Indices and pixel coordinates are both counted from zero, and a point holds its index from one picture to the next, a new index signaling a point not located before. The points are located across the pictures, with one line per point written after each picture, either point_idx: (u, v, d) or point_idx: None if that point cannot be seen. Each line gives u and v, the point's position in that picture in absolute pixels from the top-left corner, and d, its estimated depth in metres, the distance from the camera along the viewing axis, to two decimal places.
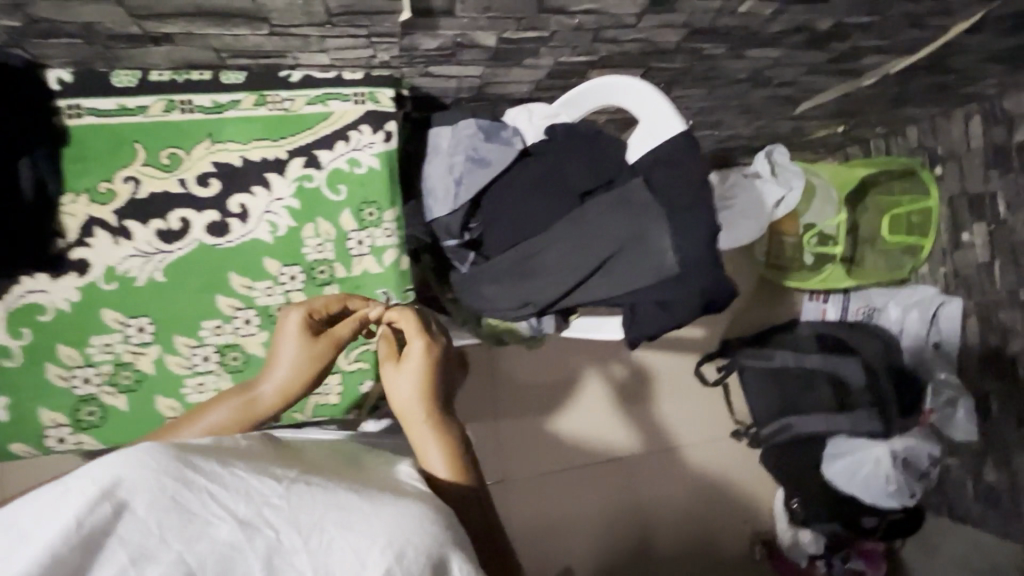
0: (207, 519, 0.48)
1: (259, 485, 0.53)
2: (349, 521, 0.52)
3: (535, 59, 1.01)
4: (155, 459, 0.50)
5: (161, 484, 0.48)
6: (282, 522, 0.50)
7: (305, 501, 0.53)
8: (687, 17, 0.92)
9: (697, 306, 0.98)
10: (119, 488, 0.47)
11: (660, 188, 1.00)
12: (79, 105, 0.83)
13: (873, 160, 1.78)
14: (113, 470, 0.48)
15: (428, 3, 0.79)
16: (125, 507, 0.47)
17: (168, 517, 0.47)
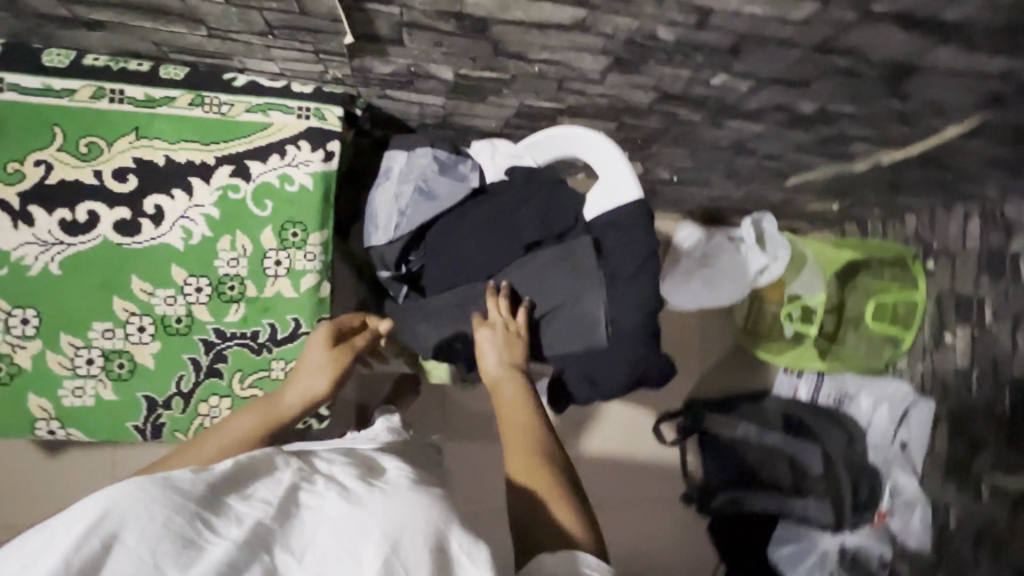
0: (196, 545, 0.51)
1: (252, 507, 0.56)
2: (344, 528, 0.55)
3: (499, 98, 0.96)
4: (138, 493, 0.52)
5: (149, 515, 0.51)
6: (279, 543, 0.54)
7: (299, 521, 0.56)
8: (657, 80, 0.87)
9: (625, 381, 0.94)
10: (105, 521, 0.50)
11: (608, 254, 0.94)
12: (1, 79, 0.79)
13: (865, 244, 1.70)
14: (100, 506, 0.51)
15: (372, 30, 0.75)
16: (114, 538, 0.50)
17: (155, 546, 0.50)
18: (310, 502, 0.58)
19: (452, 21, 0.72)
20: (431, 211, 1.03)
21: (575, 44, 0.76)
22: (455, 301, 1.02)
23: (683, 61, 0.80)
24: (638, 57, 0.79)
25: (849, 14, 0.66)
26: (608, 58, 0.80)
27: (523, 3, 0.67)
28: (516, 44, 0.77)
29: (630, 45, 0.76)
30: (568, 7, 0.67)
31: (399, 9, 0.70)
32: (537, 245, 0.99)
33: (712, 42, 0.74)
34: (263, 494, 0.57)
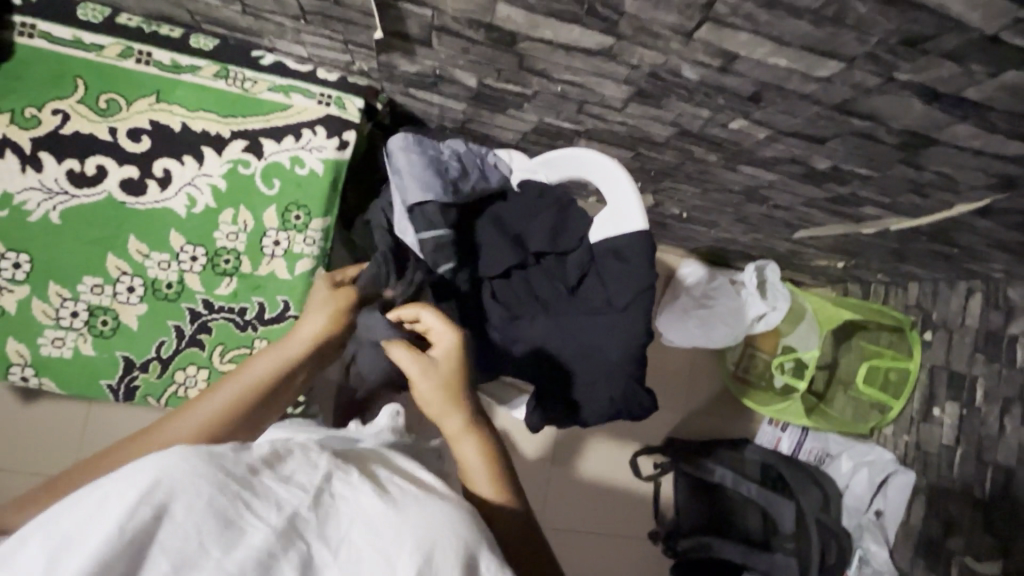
0: (243, 527, 0.44)
1: (289, 491, 0.48)
2: (381, 531, 0.48)
3: (519, 111, 0.97)
4: (189, 465, 0.46)
5: (197, 489, 0.44)
6: (315, 533, 0.47)
7: (334, 510, 0.49)
8: (676, 116, 0.87)
9: (605, 412, 0.95)
10: (157, 490, 0.43)
11: (607, 280, 0.96)
12: (34, 25, 0.80)
13: (865, 307, 1.70)
14: (151, 474, 0.44)
15: (403, 29, 0.76)
16: (165, 511, 0.43)
17: (205, 523, 0.43)
18: (344, 494, 0.50)
19: (481, 31, 0.72)
20: (475, 187, 1.02)
21: (600, 69, 0.76)
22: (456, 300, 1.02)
23: (704, 101, 0.80)
24: (660, 90, 0.79)
25: (872, 79, 0.67)
26: (631, 87, 0.80)
27: (554, 25, 0.68)
28: (542, 61, 0.77)
29: (653, 78, 0.76)
30: (596, 33, 0.68)
31: (431, 12, 0.70)
32: (542, 257, 1.02)
33: (735, 86, 0.74)
34: (302, 478, 0.50)
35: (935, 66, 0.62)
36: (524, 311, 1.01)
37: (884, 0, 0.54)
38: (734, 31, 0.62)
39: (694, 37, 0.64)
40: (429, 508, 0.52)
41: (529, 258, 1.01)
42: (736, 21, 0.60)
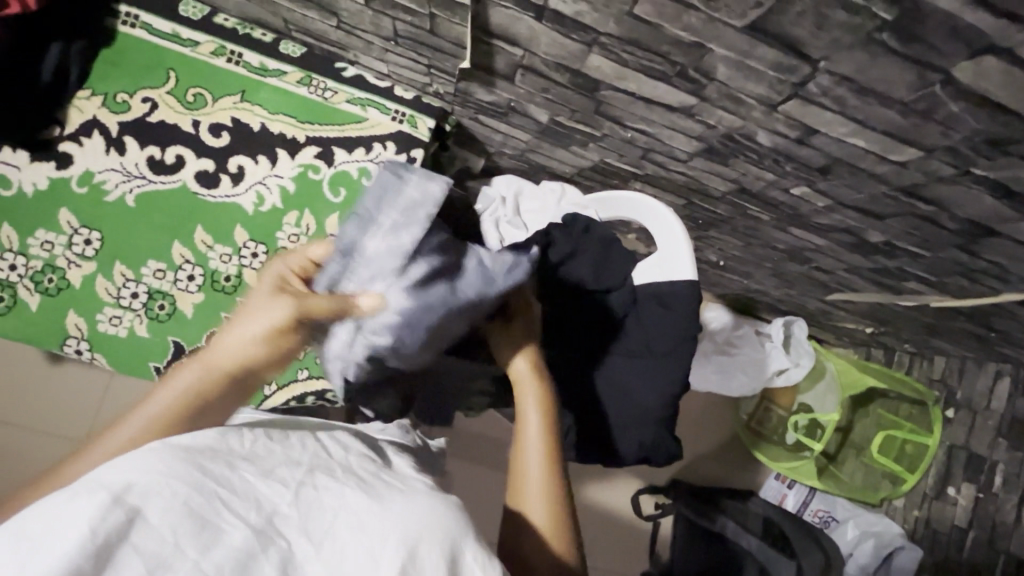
0: (220, 527, 0.46)
1: (269, 487, 0.50)
2: (362, 521, 0.49)
3: (582, 149, 0.98)
4: (165, 466, 0.48)
5: (173, 491, 0.46)
6: (295, 530, 0.48)
7: (316, 503, 0.50)
8: (740, 175, 0.89)
9: (631, 454, 0.95)
10: (129, 493, 0.45)
11: (647, 326, 0.96)
12: (138, 16, 0.84)
13: (888, 374, 1.69)
14: (122, 478, 0.46)
15: (490, 63, 0.78)
16: (137, 513, 0.44)
17: (184, 523, 0.45)
18: (327, 487, 0.51)
19: (566, 75, 0.74)
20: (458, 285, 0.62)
21: (674, 124, 0.78)
22: None
23: (772, 165, 0.81)
24: (729, 151, 0.81)
25: (947, 169, 0.68)
26: (701, 144, 0.82)
27: (641, 79, 0.69)
28: (618, 109, 0.79)
29: (725, 138, 0.78)
30: (680, 92, 0.69)
31: (522, 53, 0.72)
32: (583, 295, 0.98)
33: (806, 157, 0.76)
34: (282, 474, 0.52)
35: (1014, 167, 0.63)
36: (556, 343, 0.99)
37: (976, 104, 0.55)
38: (820, 108, 0.63)
39: (779, 109, 0.66)
40: (414, 500, 0.52)
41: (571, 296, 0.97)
42: (824, 101, 0.62)
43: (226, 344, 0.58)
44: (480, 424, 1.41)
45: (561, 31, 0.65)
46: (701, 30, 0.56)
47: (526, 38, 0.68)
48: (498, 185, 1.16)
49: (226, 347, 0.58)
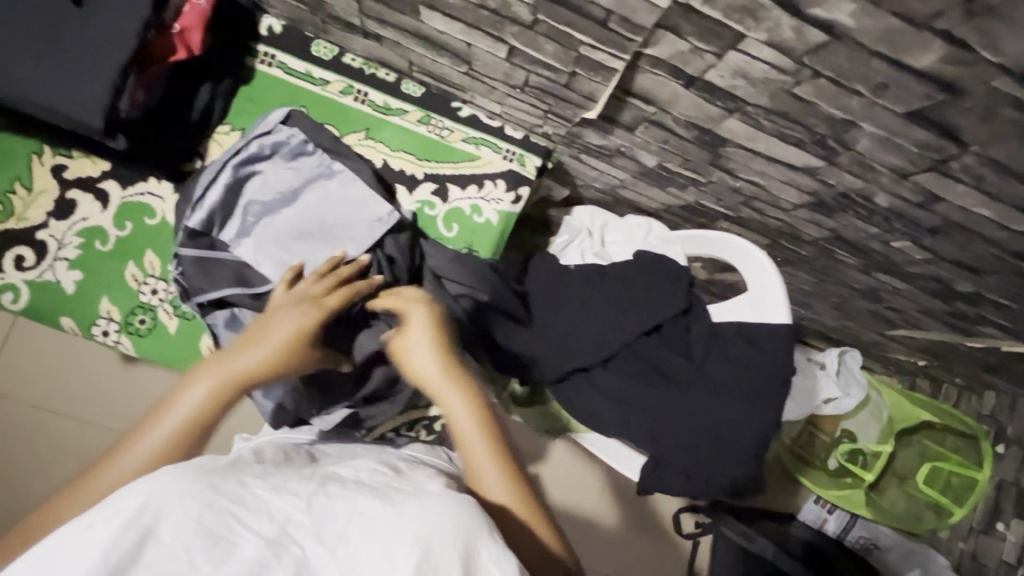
0: (234, 539, 0.44)
1: (281, 499, 0.48)
2: (375, 525, 0.47)
3: (679, 191, 1.02)
4: (186, 482, 0.46)
5: (185, 507, 0.44)
6: (309, 536, 0.46)
7: (328, 511, 0.48)
8: (840, 226, 0.92)
9: (725, 488, 1.00)
10: (145, 512, 0.43)
11: (736, 363, 1.01)
12: (273, 56, 0.88)
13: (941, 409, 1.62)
14: (138, 499, 0.44)
15: (616, 115, 0.81)
16: (151, 533, 0.42)
17: (197, 539, 0.43)
18: (339, 496, 0.50)
19: (693, 132, 0.78)
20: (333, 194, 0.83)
21: (791, 180, 0.81)
22: (570, 352, 1.04)
23: (879, 222, 0.85)
24: (838, 206, 0.84)
25: None
26: (811, 198, 0.85)
27: (772, 141, 0.72)
28: (735, 163, 0.82)
29: (840, 195, 0.80)
30: (809, 155, 0.72)
31: (654, 111, 0.76)
32: (657, 330, 1.05)
33: (920, 218, 0.79)
34: (294, 487, 0.50)
35: None
36: (643, 378, 1.03)
37: None
38: (954, 182, 0.67)
39: (910, 178, 0.69)
40: (425, 501, 0.50)
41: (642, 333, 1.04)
42: (961, 176, 0.65)
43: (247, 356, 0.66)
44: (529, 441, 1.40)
45: (707, 96, 0.68)
46: (858, 111, 0.59)
47: (666, 99, 0.72)
48: (582, 217, 1.20)
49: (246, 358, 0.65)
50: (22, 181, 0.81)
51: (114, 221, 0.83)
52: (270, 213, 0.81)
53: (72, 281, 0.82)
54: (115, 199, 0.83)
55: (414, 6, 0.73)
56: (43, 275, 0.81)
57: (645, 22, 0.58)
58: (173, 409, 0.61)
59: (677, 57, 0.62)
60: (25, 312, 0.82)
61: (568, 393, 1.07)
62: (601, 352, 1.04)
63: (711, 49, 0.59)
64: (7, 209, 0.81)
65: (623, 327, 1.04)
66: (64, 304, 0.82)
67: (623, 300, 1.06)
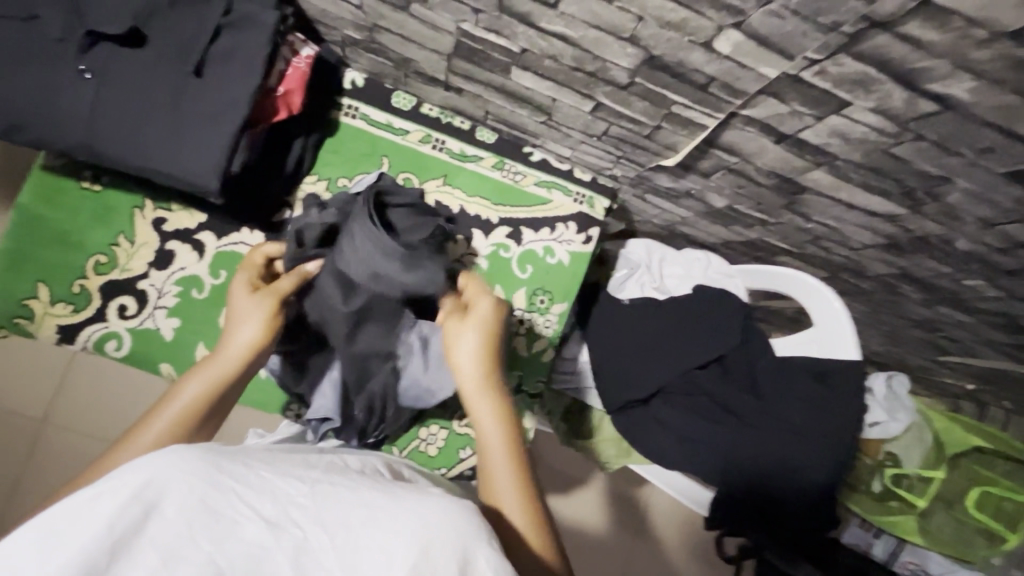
0: (233, 520, 0.38)
1: (285, 483, 0.42)
2: (376, 518, 0.41)
3: (743, 228, 1.03)
4: (187, 458, 0.40)
5: (189, 484, 0.39)
6: (314, 522, 0.40)
7: (332, 500, 0.42)
8: (909, 265, 0.93)
9: (803, 522, 1.00)
10: (148, 488, 0.38)
11: (800, 397, 1.03)
12: (356, 107, 0.92)
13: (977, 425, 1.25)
14: (141, 473, 0.38)
15: (694, 162, 0.83)
16: (155, 507, 0.37)
17: (198, 517, 0.38)
18: (343, 486, 0.44)
19: (772, 180, 0.80)
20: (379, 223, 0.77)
21: (866, 223, 0.83)
22: (633, 384, 1.07)
23: (955, 263, 0.86)
24: (913, 248, 0.86)
25: None
26: (884, 240, 0.86)
27: (855, 190, 0.74)
28: (810, 207, 0.84)
29: (916, 238, 0.82)
30: (892, 204, 0.75)
31: (737, 161, 0.78)
32: (716, 362, 1.08)
33: (1000, 261, 0.80)
34: (302, 474, 0.44)
35: None
36: (706, 413, 1.06)
37: None
38: None
39: (997, 227, 0.71)
40: (431, 498, 0.45)
41: (701, 364, 1.07)
42: None
43: (234, 340, 0.65)
44: (570, 465, 1.34)
45: (797, 152, 0.70)
46: (956, 169, 0.62)
47: (752, 151, 0.74)
48: (638, 250, 1.20)
49: (235, 341, 0.65)
50: (125, 235, 0.85)
51: (209, 269, 0.86)
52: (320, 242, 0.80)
53: (169, 327, 0.85)
54: (211, 250, 0.86)
55: (506, 67, 0.76)
56: (143, 323, 0.85)
57: (749, 87, 0.61)
58: (172, 399, 0.61)
59: (774, 118, 0.65)
60: (126, 359, 0.85)
61: (631, 426, 1.09)
62: (655, 384, 1.07)
63: (811, 112, 0.61)
64: (112, 262, 0.84)
65: (683, 360, 1.07)
66: (163, 350, 0.85)
67: (682, 331, 1.08)
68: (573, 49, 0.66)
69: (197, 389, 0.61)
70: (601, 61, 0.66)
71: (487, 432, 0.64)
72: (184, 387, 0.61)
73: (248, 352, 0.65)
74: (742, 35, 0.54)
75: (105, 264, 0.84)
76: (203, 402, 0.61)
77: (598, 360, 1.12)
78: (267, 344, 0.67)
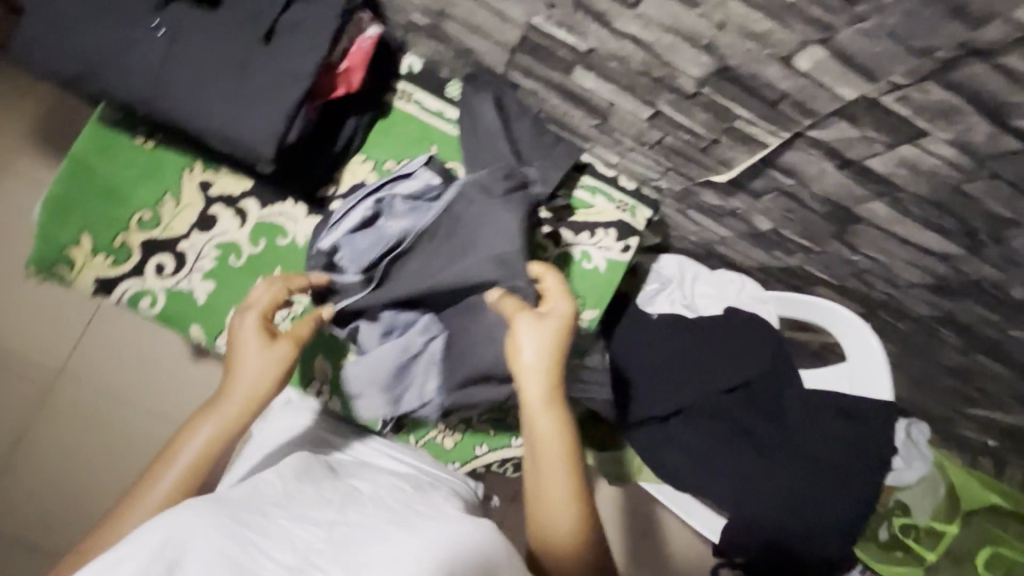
0: (254, 568, 0.44)
1: (302, 529, 0.49)
2: (386, 552, 0.46)
3: (784, 255, 1.01)
4: (199, 514, 0.47)
5: (207, 539, 0.45)
6: (332, 561, 0.46)
7: (343, 542, 0.47)
8: (955, 308, 0.91)
9: (813, 554, 1.01)
10: (173, 548, 0.44)
11: (821, 430, 1.03)
12: (411, 93, 0.90)
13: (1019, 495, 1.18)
14: (164, 532, 0.44)
15: (747, 181, 0.82)
16: (179, 566, 0.43)
17: (219, 567, 0.43)
18: (356, 525, 0.50)
19: (826, 207, 0.78)
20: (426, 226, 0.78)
21: (918, 261, 0.81)
22: (654, 400, 1.06)
23: (1005, 309, 0.84)
24: (962, 290, 0.84)
25: None
26: (934, 280, 0.85)
27: (914, 226, 0.73)
28: (861, 240, 0.82)
29: (968, 281, 0.81)
30: (950, 243, 0.73)
31: (793, 183, 0.77)
32: (742, 388, 1.06)
33: None
34: (313, 517, 0.51)
35: None
36: (728, 439, 1.04)
37: None
38: None
39: None
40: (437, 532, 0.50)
41: (725, 388, 1.05)
42: None
43: (239, 381, 0.69)
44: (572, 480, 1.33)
45: (860, 180, 0.68)
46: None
47: (811, 174, 0.72)
48: (670, 266, 1.17)
49: (240, 383, 0.69)
50: (171, 194, 0.85)
51: (249, 237, 0.86)
52: (357, 234, 0.80)
53: (203, 290, 0.86)
54: (252, 218, 0.86)
55: (570, 65, 0.75)
56: (178, 284, 0.85)
57: (823, 108, 0.60)
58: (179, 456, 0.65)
59: (843, 142, 0.63)
60: (158, 317, 0.85)
61: (648, 444, 1.07)
62: (676, 403, 1.05)
63: (884, 139, 0.60)
64: (155, 219, 0.85)
65: (706, 381, 1.05)
66: (195, 313, 0.85)
67: (708, 352, 1.07)
68: (644, 53, 0.65)
69: (198, 446, 0.66)
70: (671, 68, 0.66)
71: (547, 442, 0.67)
72: (186, 445, 0.66)
73: (248, 400, 0.69)
74: (827, 52, 0.53)
75: (148, 220, 0.85)
76: (212, 449, 0.67)
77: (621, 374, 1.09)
78: (269, 393, 0.71)
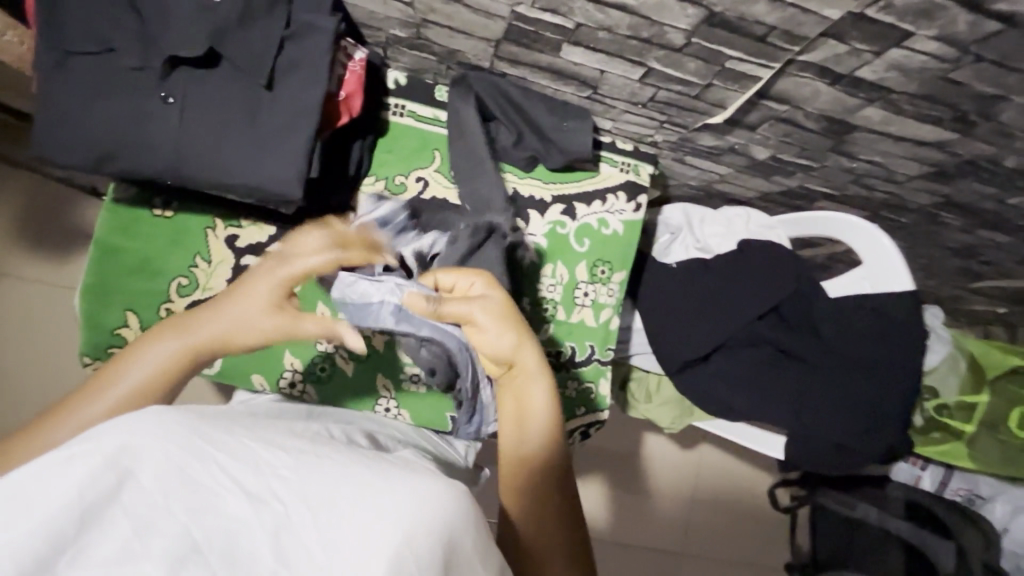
0: (214, 491, 0.38)
1: (271, 453, 0.42)
2: (359, 493, 0.40)
3: (784, 178, 1.06)
4: (163, 416, 0.40)
5: (166, 451, 0.39)
6: (294, 495, 0.39)
7: (320, 471, 0.41)
8: (953, 191, 0.97)
9: (870, 446, 1.07)
10: (123, 455, 0.37)
11: (854, 332, 1.08)
12: (403, 106, 0.92)
13: None
14: (119, 437, 0.38)
15: (742, 117, 0.86)
16: (131, 475, 0.37)
17: (174, 485, 0.38)
18: (330, 458, 0.43)
19: (822, 123, 0.82)
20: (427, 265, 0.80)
21: (914, 154, 0.86)
22: (695, 343, 1.10)
23: (1000, 180, 0.90)
24: (960, 172, 0.90)
25: None
26: (931, 168, 0.90)
27: (908, 122, 0.78)
28: (858, 147, 0.87)
29: (965, 162, 0.86)
30: (943, 130, 0.78)
31: (787, 109, 0.80)
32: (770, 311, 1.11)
33: None
34: (288, 442, 0.44)
35: None
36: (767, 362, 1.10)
37: None
38: None
39: None
40: (416, 477, 0.43)
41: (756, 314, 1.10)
42: None
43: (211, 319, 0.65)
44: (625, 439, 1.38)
45: (852, 92, 0.73)
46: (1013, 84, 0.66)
47: (804, 96, 0.76)
48: (675, 214, 1.20)
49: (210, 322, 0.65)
50: (202, 255, 0.87)
51: None
52: None
53: None
54: None
55: (557, 45, 0.78)
56: None
57: (810, 31, 0.63)
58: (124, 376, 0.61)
59: (833, 59, 0.67)
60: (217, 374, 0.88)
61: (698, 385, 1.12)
62: (715, 340, 1.10)
63: (871, 48, 0.64)
64: (193, 282, 0.87)
65: (739, 313, 1.09)
66: (253, 363, 0.89)
67: (734, 286, 1.11)
68: (631, 17, 0.69)
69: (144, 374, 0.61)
70: (659, 26, 0.69)
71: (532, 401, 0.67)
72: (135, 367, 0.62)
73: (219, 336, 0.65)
74: None
75: (186, 285, 0.86)
76: (162, 374, 0.62)
77: (656, 326, 1.12)
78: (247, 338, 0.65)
